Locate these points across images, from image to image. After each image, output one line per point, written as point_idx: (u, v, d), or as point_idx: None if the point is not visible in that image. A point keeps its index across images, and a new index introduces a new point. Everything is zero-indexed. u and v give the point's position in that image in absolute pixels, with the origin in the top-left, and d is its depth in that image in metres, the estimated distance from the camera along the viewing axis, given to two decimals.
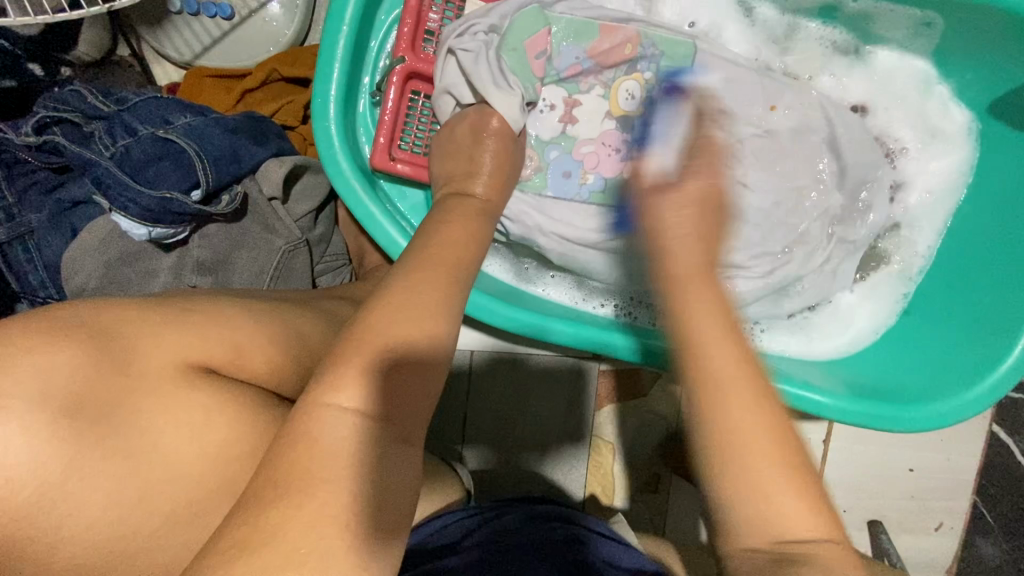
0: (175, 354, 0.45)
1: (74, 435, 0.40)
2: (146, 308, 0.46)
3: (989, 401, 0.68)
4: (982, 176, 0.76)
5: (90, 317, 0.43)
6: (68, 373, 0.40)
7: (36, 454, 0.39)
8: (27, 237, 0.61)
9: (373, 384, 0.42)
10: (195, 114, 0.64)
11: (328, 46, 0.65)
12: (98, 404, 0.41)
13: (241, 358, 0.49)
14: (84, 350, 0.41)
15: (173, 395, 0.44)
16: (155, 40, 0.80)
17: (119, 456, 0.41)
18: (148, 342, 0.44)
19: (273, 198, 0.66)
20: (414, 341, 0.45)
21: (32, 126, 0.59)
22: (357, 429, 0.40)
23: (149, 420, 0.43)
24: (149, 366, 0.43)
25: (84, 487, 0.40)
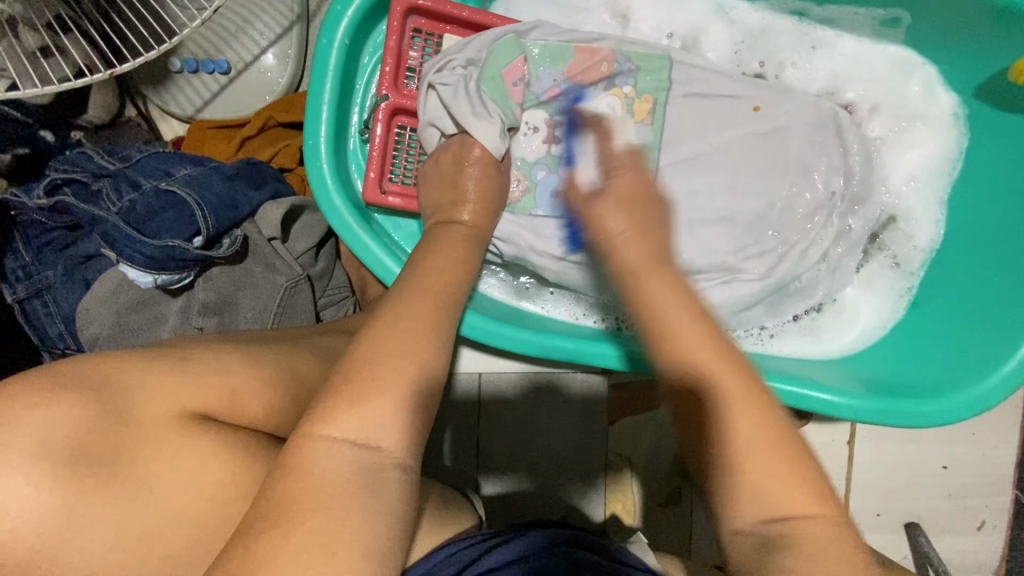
0: (173, 402, 0.46)
1: (83, 481, 0.42)
2: (146, 358, 0.48)
3: (1007, 389, 0.66)
4: (982, 158, 0.75)
5: (96, 365, 0.46)
6: (74, 426, 0.42)
7: (45, 502, 0.40)
8: (44, 293, 0.64)
9: (368, 415, 0.43)
10: (195, 165, 0.67)
11: (315, 92, 0.68)
12: (104, 453, 0.43)
13: (238, 402, 0.51)
14: (86, 402, 0.43)
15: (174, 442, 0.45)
16: (159, 100, 0.85)
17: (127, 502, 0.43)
18: (148, 390, 0.46)
19: (272, 238, 0.69)
20: (404, 367, 0.45)
21: (43, 189, 0.62)
22: (350, 459, 0.41)
23: (149, 468, 0.44)
24: (148, 415, 0.45)
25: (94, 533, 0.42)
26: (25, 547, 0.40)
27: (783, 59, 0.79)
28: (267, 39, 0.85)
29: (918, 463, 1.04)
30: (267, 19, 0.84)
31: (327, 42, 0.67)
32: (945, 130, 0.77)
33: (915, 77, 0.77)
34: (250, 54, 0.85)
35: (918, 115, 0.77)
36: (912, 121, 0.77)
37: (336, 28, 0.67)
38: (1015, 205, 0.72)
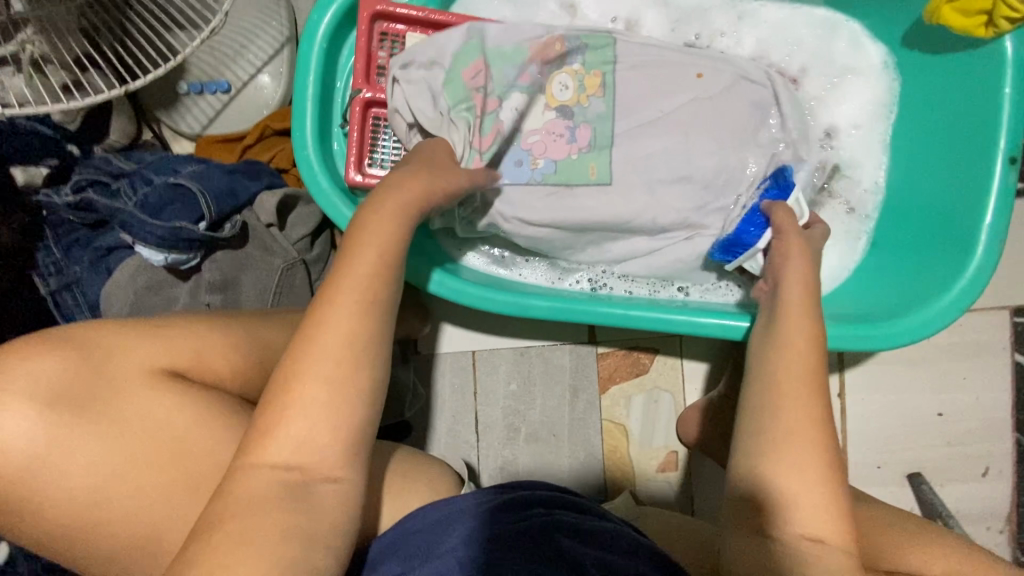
0: (146, 359, 0.55)
1: (96, 419, 0.52)
2: (126, 326, 0.57)
3: (952, 314, 0.70)
4: (912, 100, 0.81)
5: (111, 329, 0.56)
6: (59, 375, 0.52)
7: (79, 431, 0.51)
8: (73, 285, 0.74)
9: (336, 342, 0.50)
10: (199, 164, 0.76)
11: (300, 90, 0.77)
12: (107, 400, 0.53)
13: (204, 362, 0.59)
14: (76, 360, 0.53)
15: (146, 395, 0.54)
16: (171, 120, 0.96)
17: (130, 433, 0.53)
18: (123, 351, 0.55)
19: (270, 224, 0.78)
20: (374, 300, 0.53)
21: (72, 189, 0.72)
22: (321, 375, 0.49)
23: (143, 408, 0.53)
24: (122, 369, 0.54)
25: (117, 451, 0.52)
26: (60, 460, 0.50)
27: (716, 32, 0.87)
28: (262, 60, 0.95)
29: (913, 412, 1.05)
30: (260, 43, 0.95)
31: (308, 47, 0.77)
32: (875, 79, 0.84)
33: (841, 36, 0.84)
34: (247, 73, 0.96)
35: (851, 66, 0.84)
36: (844, 76, 0.84)
37: (314, 35, 0.78)
38: (948, 134, 0.77)
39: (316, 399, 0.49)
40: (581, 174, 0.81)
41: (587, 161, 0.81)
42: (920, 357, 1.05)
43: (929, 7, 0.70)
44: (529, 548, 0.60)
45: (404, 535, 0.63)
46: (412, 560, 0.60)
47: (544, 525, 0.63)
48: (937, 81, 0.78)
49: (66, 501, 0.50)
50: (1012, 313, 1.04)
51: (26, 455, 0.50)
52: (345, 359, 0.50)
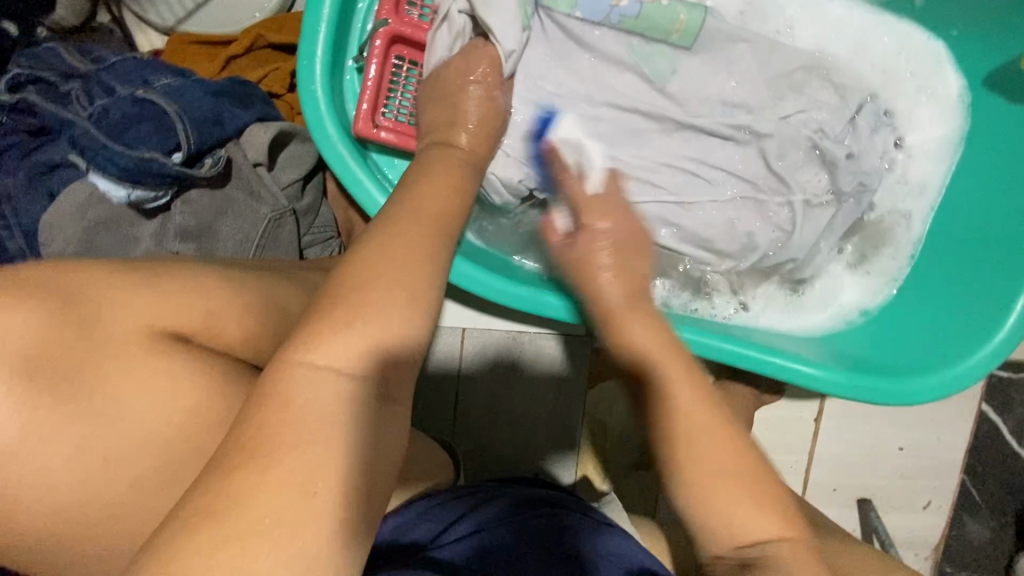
0: (141, 318, 0.41)
1: (59, 386, 0.38)
2: (100, 268, 0.42)
3: (960, 383, 0.68)
4: (976, 143, 0.76)
5: (78, 281, 0.40)
6: (23, 334, 0.37)
7: (29, 424, 0.37)
8: (2, 203, 0.59)
9: (362, 339, 0.41)
10: (176, 76, 0.62)
11: (313, 5, 0.63)
12: (60, 361, 0.38)
13: (212, 325, 0.45)
14: (44, 310, 0.38)
15: (134, 360, 0.40)
16: (136, 5, 0.78)
17: (84, 415, 0.38)
18: (110, 304, 0.41)
19: (258, 163, 0.64)
20: (407, 287, 0.44)
21: (7, 85, 0.58)
22: (345, 387, 0.40)
23: (112, 383, 0.39)
24: (113, 332, 0.40)
25: (48, 447, 0.37)
26: (1, 465, 0.36)
27: (780, 22, 0.78)
28: None
29: (876, 443, 1.09)
30: None
31: None
32: (945, 113, 0.77)
33: (923, 57, 0.77)
34: None
35: (926, 90, 0.77)
36: (917, 97, 0.78)
37: None
38: (1000, 182, 0.73)
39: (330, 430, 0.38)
40: (661, 28, 0.71)
41: (677, 13, 0.71)
42: None
43: None
44: (543, 546, 0.59)
45: (384, 547, 0.58)
46: (400, 559, 0.57)
47: (553, 522, 0.62)
48: (1008, 129, 0.73)
49: None
50: None
51: None
52: (367, 369, 0.41)
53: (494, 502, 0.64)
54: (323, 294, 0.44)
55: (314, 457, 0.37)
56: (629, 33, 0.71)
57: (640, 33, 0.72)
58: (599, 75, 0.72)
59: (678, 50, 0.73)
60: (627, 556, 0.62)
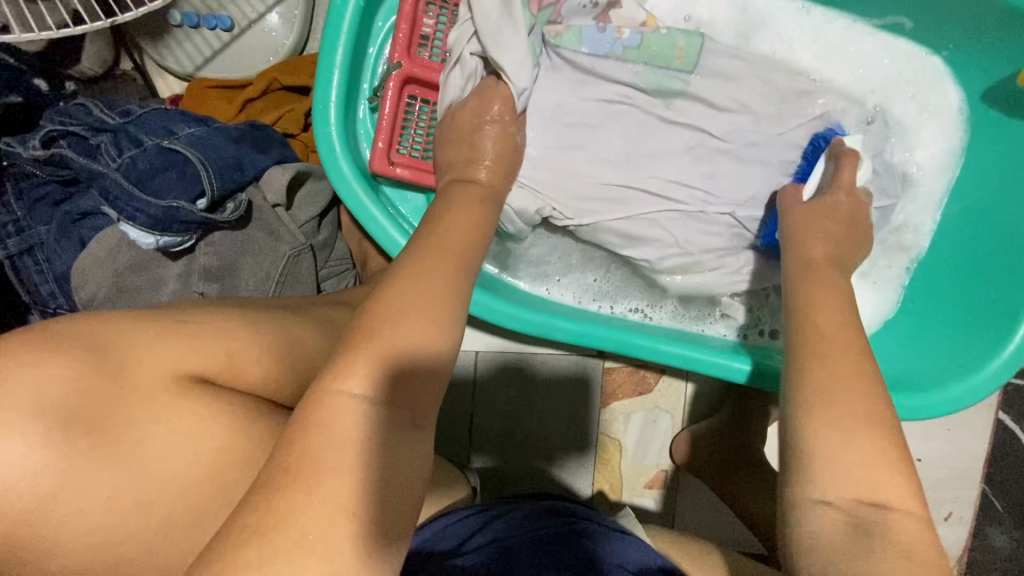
0: (174, 365, 0.43)
1: (104, 433, 0.40)
2: (140, 319, 0.44)
3: (974, 397, 0.69)
4: (982, 157, 0.77)
5: (117, 331, 0.42)
6: (69, 388, 0.39)
7: (74, 468, 0.39)
8: (36, 250, 0.62)
9: (391, 376, 0.43)
10: (199, 125, 0.65)
11: (328, 52, 0.66)
12: (104, 410, 0.40)
13: (237, 368, 0.48)
14: (85, 361, 0.40)
15: (169, 405, 0.42)
16: (156, 54, 0.81)
17: (124, 460, 0.40)
18: (146, 353, 0.43)
19: (276, 205, 0.67)
20: (431, 325, 0.46)
21: (41, 140, 0.59)
22: (375, 423, 0.41)
23: (151, 429, 0.42)
24: (145, 380, 0.42)
25: (93, 492, 0.39)
26: (48, 511, 0.38)
27: (782, 43, 0.78)
28: None
29: None
30: None
31: (342, 3, 0.65)
32: (948, 128, 0.78)
33: (925, 73, 0.78)
34: (255, 11, 0.82)
35: (931, 106, 0.78)
36: (920, 112, 0.79)
37: None
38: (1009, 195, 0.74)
39: (365, 468, 0.39)
40: (668, 54, 0.73)
41: (678, 39, 0.72)
42: None
43: None
44: (562, 557, 0.60)
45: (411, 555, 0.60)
46: (425, 567, 0.58)
47: (572, 533, 0.63)
48: (1009, 146, 0.74)
49: (18, 557, 0.38)
50: None
51: (22, 495, 0.37)
52: (397, 403, 0.43)
53: (516, 516, 0.65)
54: (349, 335, 0.45)
55: (350, 492, 0.38)
56: (635, 63, 0.73)
57: (648, 63, 0.73)
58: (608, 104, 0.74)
59: (682, 75, 0.74)
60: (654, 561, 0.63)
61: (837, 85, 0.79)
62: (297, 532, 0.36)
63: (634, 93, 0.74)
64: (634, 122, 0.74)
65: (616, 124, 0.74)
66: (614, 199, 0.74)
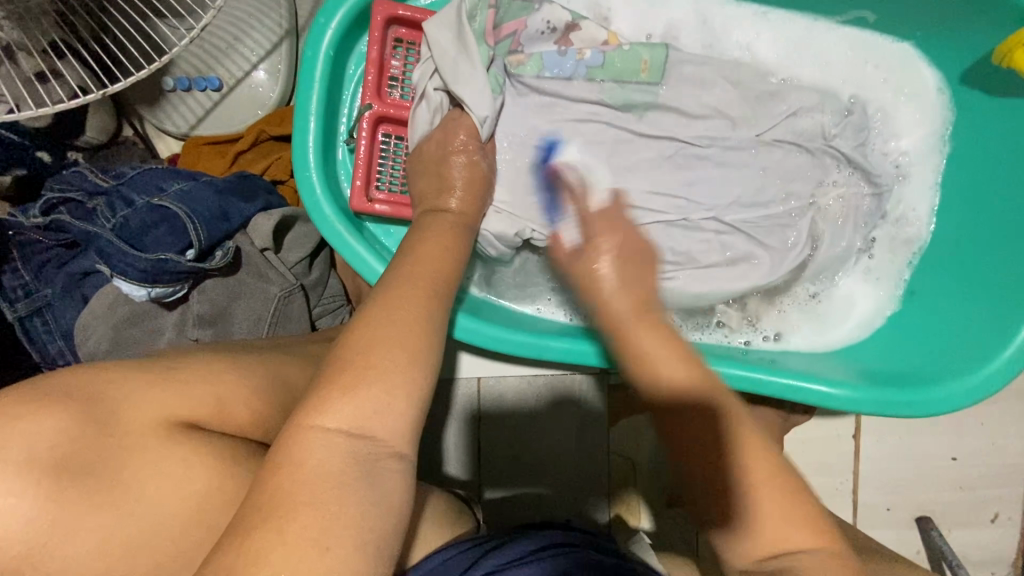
0: (155, 411, 0.45)
1: (87, 479, 0.41)
2: (123, 368, 0.46)
3: (992, 386, 0.66)
4: (969, 139, 0.75)
5: (103, 380, 0.45)
6: (51, 438, 0.41)
7: (55, 519, 0.40)
8: (44, 310, 0.66)
9: (360, 407, 0.43)
10: (188, 181, 0.68)
11: (302, 101, 0.69)
12: (86, 457, 0.41)
13: (224, 409, 0.49)
14: (68, 411, 0.42)
15: (149, 449, 0.44)
16: (155, 118, 0.86)
17: (107, 505, 0.41)
18: (126, 400, 0.44)
19: (265, 249, 0.70)
20: (403, 350, 0.46)
21: (41, 208, 0.64)
22: (353, 450, 0.42)
23: (132, 473, 0.43)
24: (126, 426, 0.43)
25: (78, 538, 0.40)
26: (36, 559, 0.39)
27: (746, 47, 0.79)
28: (258, 55, 0.86)
29: (926, 455, 1.03)
30: (256, 37, 0.86)
31: (312, 55, 0.69)
32: (929, 114, 0.77)
33: (896, 61, 0.77)
34: (241, 70, 0.86)
35: (908, 93, 0.77)
36: (899, 100, 0.77)
37: (320, 42, 0.68)
38: (1002, 176, 0.72)
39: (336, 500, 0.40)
40: (632, 68, 0.74)
41: (641, 54, 0.74)
42: None
43: (999, 49, 0.66)
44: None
45: None
46: None
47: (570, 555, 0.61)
48: (997, 126, 0.72)
49: None
50: None
51: (9, 545, 0.39)
52: (370, 431, 0.43)
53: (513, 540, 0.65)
54: (321, 369, 0.46)
55: (321, 523, 0.38)
56: (601, 80, 0.74)
57: (614, 79, 0.75)
58: (578, 124, 0.75)
59: (651, 87, 0.75)
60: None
61: (809, 82, 0.78)
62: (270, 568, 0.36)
63: (603, 110, 0.75)
64: (606, 138, 0.75)
65: (589, 142, 0.75)
66: (595, 215, 0.74)
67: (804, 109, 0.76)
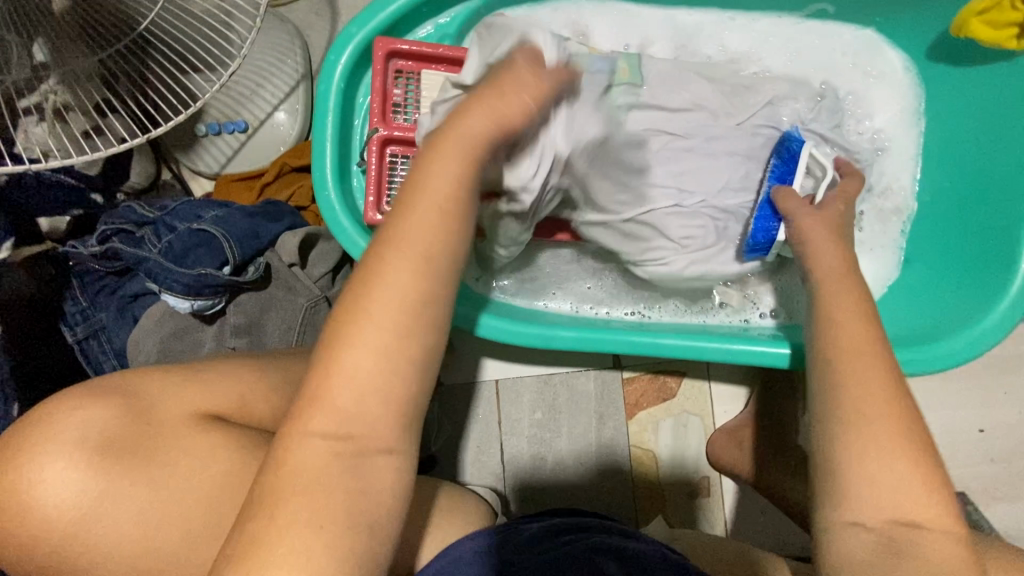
0: (186, 404, 0.51)
1: (138, 456, 0.47)
2: (162, 370, 0.53)
3: (996, 336, 0.68)
4: (942, 109, 0.79)
5: (151, 372, 0.51)
6: (98, 428, 0.47)
7: (115, 491, 0.46)
8: (100, 332, 0.74)
9: (383, 370, 0.45)
10: (221, 208, 0.76)
11: (319, 129, 0.77)
12: (131, 441, 0.47)
13: (243, 406, 0.55)
14: (111, 407, 0.48)
15: (193, 431, 0.50)
16: (190, 161, 0.97)
17: (163, 474, 0.48)
18: (161, 395, 0.51)
19: (292, 264, 0.76)
20: (428, 309, 0.47)
21: (98, 239, 0.72)
22: (364, 422, 0.45)
23: (181, 448, 0.49)
24: (165, 415, 0.50)
25: (138, 507, 0.46)
26: (105, 523, 0.45)
27: (717, 48, 0.85)
28: (278, 98, 0.96)
29: (954, 429, 1.01)
30: (276, 82, 0.96)
31: (325, 88, 0.76)
32: (900, 90, 0.82)
33: (861, 46, 0.82)
34: (263, 112, 0.96)
35: (876, 73, 0.82)
36: (868, 80, 0.82)
37: (332, 76, 0.76)
38: (976, 138, 0.76)
39: (362, 454, 0.45)
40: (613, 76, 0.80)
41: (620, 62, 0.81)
42: (955, 372, 1.02)
43: (955, 23, 0.71)
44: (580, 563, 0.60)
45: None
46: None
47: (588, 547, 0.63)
48: (968, 92, 0.76)
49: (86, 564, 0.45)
50: None
51: (82, 510, 0.45)
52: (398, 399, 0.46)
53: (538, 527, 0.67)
54: None
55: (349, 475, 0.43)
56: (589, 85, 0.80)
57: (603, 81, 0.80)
58: None
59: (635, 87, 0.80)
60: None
61: (781, 72, 0.83)
62: (293, 515, 0.43)
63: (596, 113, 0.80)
64: None
65: None
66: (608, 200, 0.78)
67: (778, 96, 0.81)
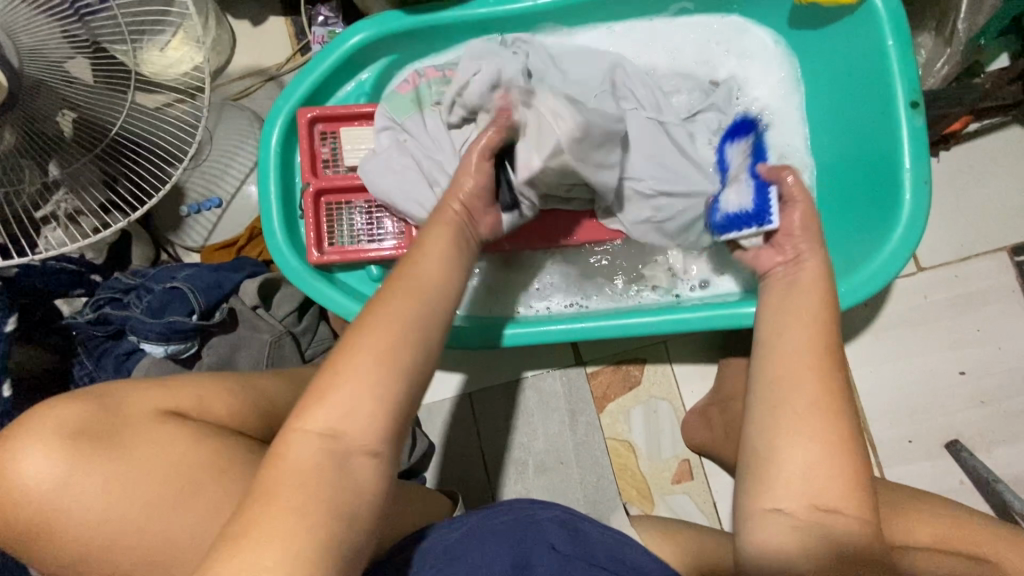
0: (151, 403, 0.61)
1: (102, 451, 0.56)
2: (135, 380, 0.63)
3: (897, 263, 0.71)
4: (815, 70, 0.85)
5: (115, 388, 0.61)
6: (74, 422, 0.57)
7: (81, 479, 0.55)
8: None
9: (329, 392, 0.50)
10: (191, 267, 0.88)
11: (264, 190, 0.90)
12: (99, 435, 0.57)
13: (204, 405, 0.64)
14: (87, 405, 0.58)
15: (147, 430, 0.59)
16: (179, 238, 1.12)
17: (120, 469, 0.56)
18: (132, 395, 0.61)
19: (255, 305, 0.88)
20: (406, 339, 0.53)
21: (91, 307, 0.86)
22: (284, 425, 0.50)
23: (135, 443, 0.58)
24: (131, 411, 0.60)
25: (101, 497, 0.55)
26: (75, 511, 0.54)
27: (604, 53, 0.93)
28: (245, 174, 1.11)
29: (931, 376, 1.00)
30: (241, 160, 1.11)
31: (266, 154, 0.90)
32: (774, 60, 0.88)
33: (730, 29, 0.90)
34: (233, 186, 1.11)
35: (750, 49, 0.89)
36: (744, 57, 0.89)
37: (269, 144, 0.90)
38: (846, 88, 0.81)
39: None
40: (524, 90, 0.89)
41: None
42: (922, 319, 1.01)
43: None
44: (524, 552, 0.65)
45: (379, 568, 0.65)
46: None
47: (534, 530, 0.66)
48: (831, 50, 0.82)
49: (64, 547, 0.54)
50: (1011, 253, 0.99)
51: (56, 501, 0.54)
52: (350, 425, 0.49)
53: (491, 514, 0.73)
54: None
55: None
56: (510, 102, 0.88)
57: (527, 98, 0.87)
58: None
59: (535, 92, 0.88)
60: (620, 553, 0.70)
61: (662, 67, 0.91)
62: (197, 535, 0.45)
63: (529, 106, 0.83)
64: None
65: None
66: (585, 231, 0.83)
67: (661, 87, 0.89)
